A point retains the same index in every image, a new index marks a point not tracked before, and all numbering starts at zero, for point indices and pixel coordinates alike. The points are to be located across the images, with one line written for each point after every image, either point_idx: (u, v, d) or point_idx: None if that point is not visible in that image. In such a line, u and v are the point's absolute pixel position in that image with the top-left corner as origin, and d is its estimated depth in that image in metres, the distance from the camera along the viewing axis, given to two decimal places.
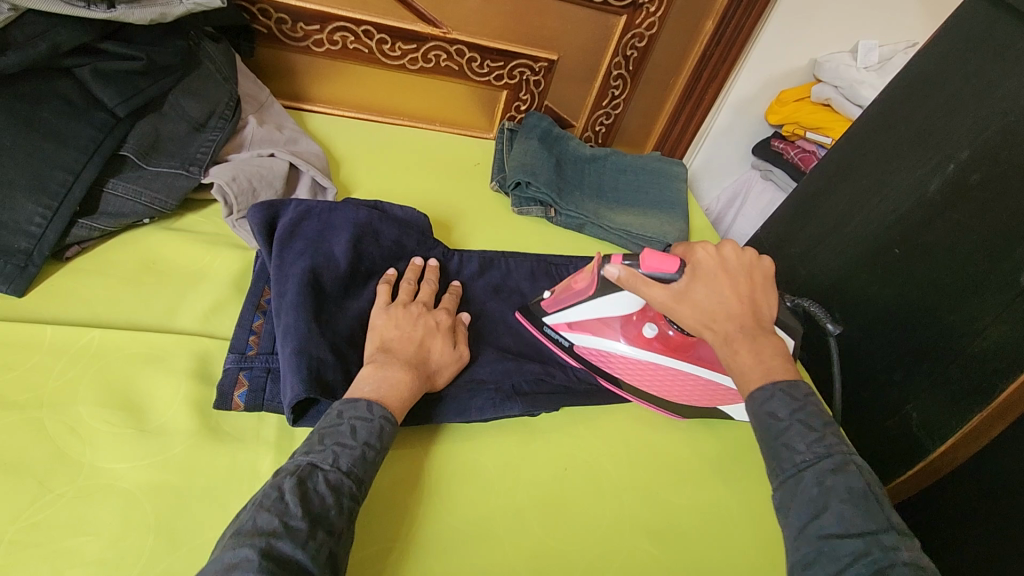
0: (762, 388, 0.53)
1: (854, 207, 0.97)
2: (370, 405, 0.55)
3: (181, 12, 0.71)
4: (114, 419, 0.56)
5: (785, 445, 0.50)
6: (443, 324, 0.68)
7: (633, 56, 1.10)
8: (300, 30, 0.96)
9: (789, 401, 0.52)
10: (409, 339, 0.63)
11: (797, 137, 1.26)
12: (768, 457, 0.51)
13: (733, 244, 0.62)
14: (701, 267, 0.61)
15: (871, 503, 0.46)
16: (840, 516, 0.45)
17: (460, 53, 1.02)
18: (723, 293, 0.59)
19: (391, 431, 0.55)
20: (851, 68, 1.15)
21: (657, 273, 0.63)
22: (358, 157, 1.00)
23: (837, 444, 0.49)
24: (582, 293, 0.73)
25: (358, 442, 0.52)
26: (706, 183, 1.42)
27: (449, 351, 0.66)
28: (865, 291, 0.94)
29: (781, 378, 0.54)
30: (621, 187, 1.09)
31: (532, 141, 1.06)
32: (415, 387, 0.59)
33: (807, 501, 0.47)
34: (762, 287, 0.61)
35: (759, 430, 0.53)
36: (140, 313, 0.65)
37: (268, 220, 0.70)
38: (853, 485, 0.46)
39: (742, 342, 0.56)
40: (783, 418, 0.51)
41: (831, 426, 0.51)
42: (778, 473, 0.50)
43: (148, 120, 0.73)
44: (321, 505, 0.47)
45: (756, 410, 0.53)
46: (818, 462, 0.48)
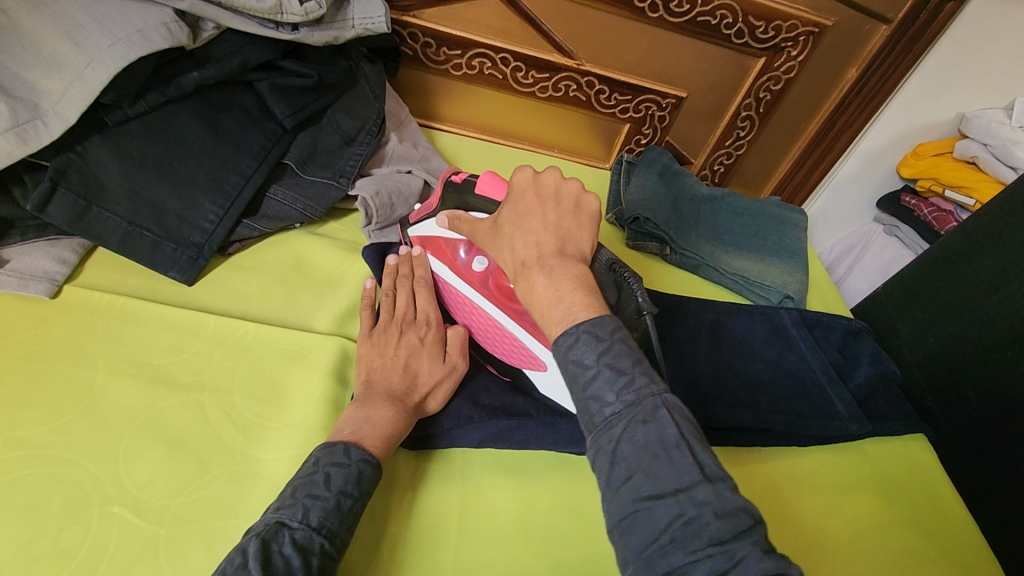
0: (567, 332, 0.49)
1: (1002, 278, 0.90)
2: (348, 449, 0.54)
3: (352, 34, 0.77)
4: (263, 411, 0.60)
5: (594, 398, 0.47)
6: (426, 337, 0.67)
7: (765, 99, 1.07)
8: (443, 54, 1.00)
9: (593, 344, 0.48)
10: (392, 366, 0.63)
11: (933, 194, 1.18)
12: (582, 408, 0.48)
13: (555, 171, 0.59)
14: (514, 192, 0.59)
15: (679, 451, 0.44)
16: (654, 474, 0.43)
17: (591, 84, 1.04)
18: (529, 218, 0.56)
19: (371, 475, 0.54)
20: (1004, 125, 1.07)
21: (490, 200, 0.64)
22: None
23: (648, 389, 0.46)
24: (429, 207, 0.71)
25: (332, 492, 0.51)
26: (822, 232, 1.37)
27: (438, 368, 0.65)
28: (1008, 371, 0.87)
29: (584, 317, 0.49)
30: (737, 230, 1.06)
31: (650, 177, 1.06)
32: (403, 423, 0.59)
33: (618, 459, 0.45)
34: (579, 218, 0.57)
35: (569, 381, 0.49)
36: (287, 310, 0.70)
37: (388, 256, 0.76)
38: (664, 435, 0.44)
39: (536, 274, 0.53)
40: (589, 366, 0.48)
41: (642, 365, 0.48)
42: (592, 428, 0.47)
43: (308, 132, 0.79)
44: (286, 568, 0.45)
45: (564, 359, 0.49)
46: (626, 412, 0.46)
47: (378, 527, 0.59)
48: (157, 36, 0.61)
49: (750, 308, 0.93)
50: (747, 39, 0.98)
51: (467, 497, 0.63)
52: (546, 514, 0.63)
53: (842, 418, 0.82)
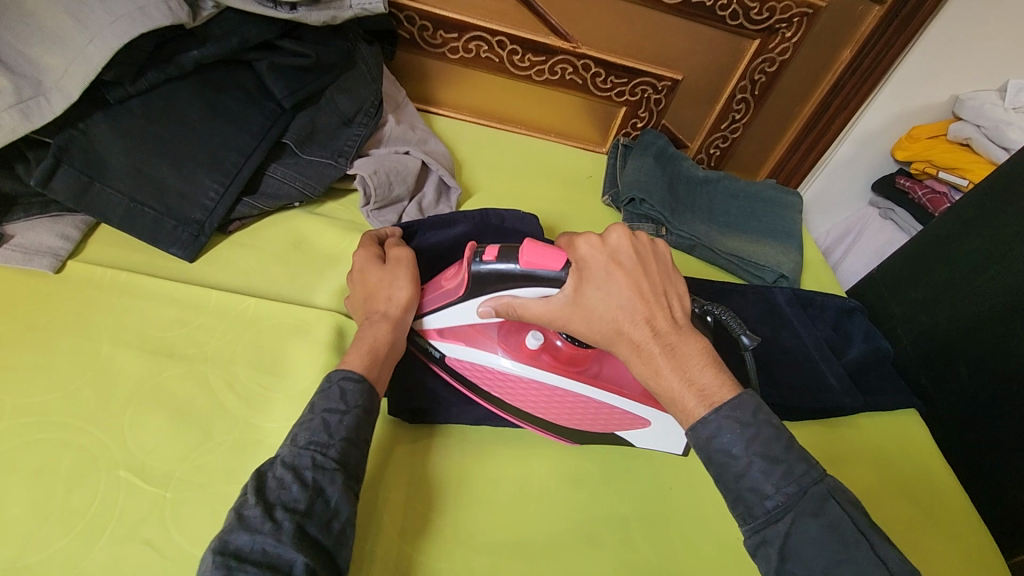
0: (707, 421, 0.51)
1: (994, 255, 0.91)
2: (330, 374, 0.56)
3: (349, 15, 0.77)
4: (265, 381, 0.61)
5: (751, 489, 0.50)
6: (361, 257, 0.68)
7: (760, 81, 1.08)
8: (440, 37, 1.01)
9: (738, 431, 0.50)
10: (359, 299, 0.65)
11: (927, 175, 1.19)
12: (735, 502, 0.51)
13: (620, 227, 0.58)
14: (589, 265, 0.56)
15: (853, 540, 0.47)
16: (836, 567, 0.46)
17: (587, 67, 1.05)
18: (623, 294, 0.55)
19: (353, 386, 0.54)
20: (997, 107, 1.08)
21: (540, 270, 0.57)
22: (478, 159, 1.04)
23: (806, 475, 0.49)
24: (452, 294, 0.63)
25: (317, 414, 0.52)
26: (817, 216, 1.37)
27: (383, 272, 0.65)
28: (1000, 346, 0.88)
29: (720, 399, 0.52)
30: (732, 212, 1.07)
31: (646, 158, 1.07)
32: (390, 333, 0.61)
33: (790, 555, 0.48)
34: (662, 272, 0.58)
35: (715, 469, 0.52)
36: (287, 286, 0.71)
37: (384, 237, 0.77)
38: (838, 527, 0.47)
39: (659, 354, 0.53)
40: (738, 455, 0.50)
41: (793, 450, 0.50)
42: (749, 519, 0.50)
43: (306, 113, 0.80)
44: (280, 488, 0.47)
45: (706, 449, 0.51)
46: (790, 504, 0.48)
47: (378, 493, 0.60)
48: (156, 13, 0.62)
49: (745, 287, 0.94)
50: (741, 20, 0.99)
51: (466, 465, 0.64)
52: (543, 482, 0.65)
53: (837, 392, 0.83)
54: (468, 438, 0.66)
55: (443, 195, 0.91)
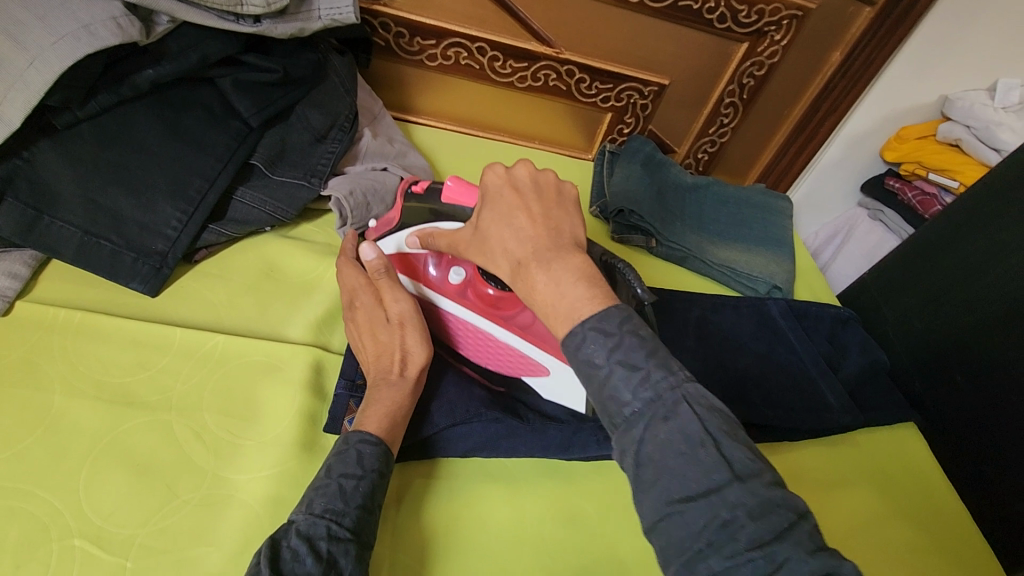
0: (574, 332, 0.46)
1: (988, 262, 0.90)
2: (346, 436, 0.54)
3: (319, 26, 0.73)
4: (235, 427, 0.57)
5: (610, 396, 0.45)
6: (360, 305, 0.62)
7: (749, 84, 1.05)
8: (417, 44, 0.97)
9: (602, 340, 0.45)
10: (365, 354, 0.60)
11: (917, 177, 1.18)
12: (602, 410, 0.46)
13: (527, 162, 0.54)
14: (490, 192, 0.53)
15: (705, 449, 0.41)
16: (684, 475, 0.41)
17: (571, 73, 1.01)
18: (514, 214, 0.51)
19: (371, 450, 0.53)
20: (987, 107, 1.07)
21: (461, 206, 0.60)
22: (460, 171, 1.00)
23: (666, 382, 0.44)
24: (389, 224, 0.66)
25: (333, 478, 0.51)
26: (807, 216, 1.34)
27: (390, 329, 0.60)
28: (995, 356, 0.86)
29: (591, 312, 0.47)
30: (723, 220, 1.05)
31: (634, 167, 1.03)
32: (402, 398, 0.58)
33: (643, 463, 0.43)
34: (560, 206, 0.53)
35: (583, 378, 0.47)
36: (259, 319, 0.67)
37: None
38: (686, 431, 0.42)
39: (535, 269, 0.49)
40: (601, 364, 0.45)
41: (656, 357, 0.45)
42: (614, 426, 0.45)
43: (276, 131, 0.75)
44: (294, 558, 0.45)
45: (574, 359, 0.46)
46: (646, 410, 0.43)
47: None
48: (104, 31, 0.57)
49: (738, 300, 0.91)
50: (729, 23, 0.96)
51: (455, 508, 0.61)
52: (538, 522, 0.62)
53: (834, 410, 0.81)
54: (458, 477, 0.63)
55: None
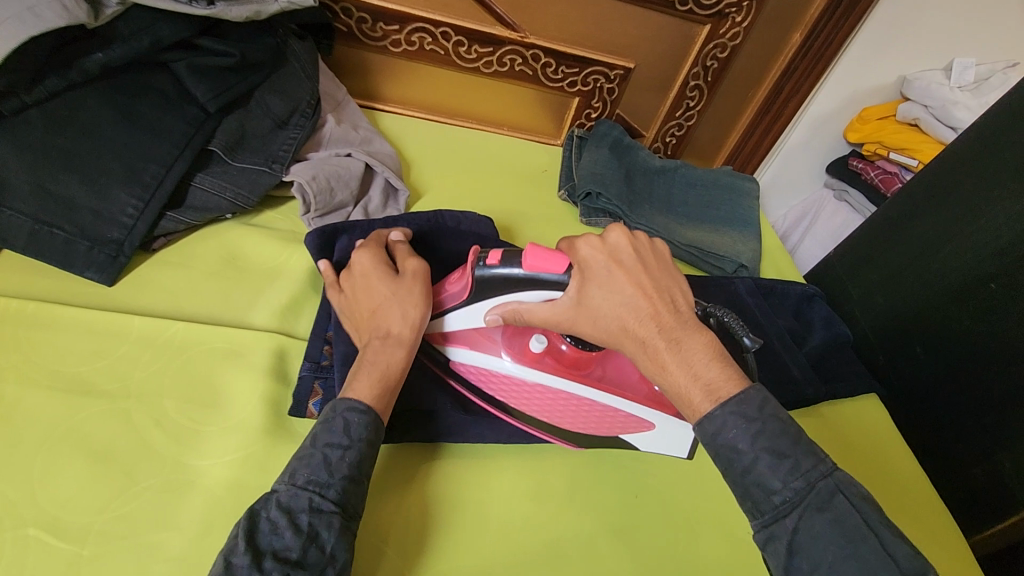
0: (713, 415, 0.51)
1: (945, 235, 0.92)
2: (334, 404, 0.53)
3: (275, 10, 0.72)
4: (195, 414, 0.56)
5: (757, 484, 0.50)
6: (361, 267, 0.62)
7: (713, 67, 1.06)
8: (380, 30, 0.96)
9: (745, 426, 0.50)
10: (360, 313, 0.59)
11: (879, 157, 1.20)
12: (745, 497, 0.51)
13: (621, 227, 0.57)
14: (592, 266, 0.55)
15: (862, 540, 0.47)
16: (849, 569, 0.46)
17: (536, 58, 1.01)
18: (627, 292, 0.54)
19: (355, 418, 0.52)
20: (943, 86, 1.09)
21: (543, 274, 0.57)
22: (428, 158, 1.00)
23: (814, 470, 0.49)
24: (455, 298, 0.64)
25: (316, 448, 0.50)
26: (775, 200, 1.37)
27: (391, 288, 0.59)
28: (953, 326, 0.89)
29: (727, 395, 0.51)
30: (691, 201, 1.06)
31: (602, 150, 1.04)
32: (398, 357, 0.56)
33: (798, 552, 0.47)
34: (660, 268, 0.57)
35: (722, 463, 0.52)
36: (221, 307, 0.66)
37: (330, 241, 0.71)
38: (845, 521, 0.47)
39: (666, 352, 0.52)
40: (746, 451, 0.50)
41: (801, 446, 0.50)
42: (758, 515, 0.50)
43: (234, 116, 0.74)
44: (272, 531, 0.46)
45: (711, 442, 0.51)
46: (796, 499, 0.48)
47: None
48: (49, 13, 0.55)
49: (705, 279, 0.93)
50: (691, 5, 0.96)
51: (420, 488, 0.62)
52: (503, 499, 0.63)
53: (799, 383, 0.83)
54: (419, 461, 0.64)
55: (390, 199, 0.86)
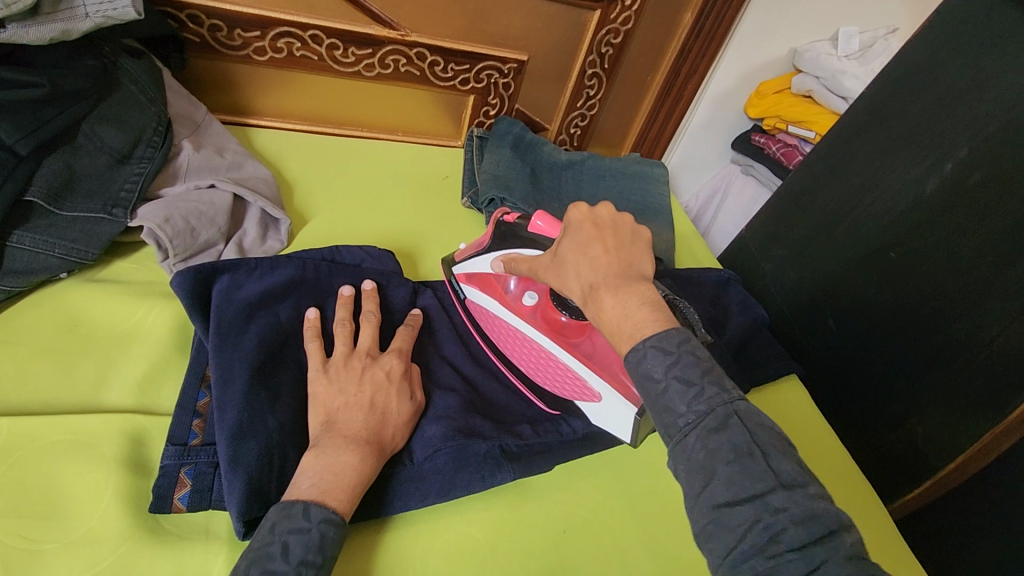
0: (636, 349, 0.48)
1: (845, 207, 0.94)
2: (307, 510, 0.48)
3: (89, 26, 0.61)
4: (31, 532, 0.47)
5: (665, 407, 0.46)
6: (393, 373, 0.60)
7: (608, 53, 1.02)
8: (239, 37, 0.85)
9: (662, 357, 0.47)
10: (357, 405, 0.55)
11: (778, 130, 1.21)
12: (656, 422, 0.47)
13: (609, 203, 0.58)
14: (572, 226, 0.57)
15: (756, 459, 0.42)
16: (729, 481, 0.42)
17: (421, 56, 0.93)
18: (588, 246, 0.55)
19: (336, 536, 0.48)
20: (832, 57, 1.10)
21: (544, 237, 0.65)
22: (312, 177, 0.90)
23: (719, 397, 0.45)
24: (481, 244, 0.73)
25: (292, 564, 0.45)
26: (685, 179, 1.36)
27: (406, 406, 0.58)
28: (861, 296, 0.90)
29: (651, 331, 0.49)
30: (601, 195, 1.03)
31: (504, 150, 0.98)
32: (371, 469, 0.52)
33: (694, 469, 0.44)
34: (636, 243, 0.56)
35: (640, 391, 0.48)
36: (61, 388, 0.56)
37: (207, 286, 0.60)
38: (737, 443, 0.43)
39: (603, 294, 0.51)
40: (658, 378, 0.46)
41: (710, 374, 0.46)
42: (667, 437, 0.46)
43: (57, 157, 0.62)
44: None
45: (634, 373, 0.48)
46: (701, 421, 0.44)
47: None
48: None
49: None
50: None
51: None
52: (415, 563, 0.57)
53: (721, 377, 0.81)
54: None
55: (270, 229, 0.77)
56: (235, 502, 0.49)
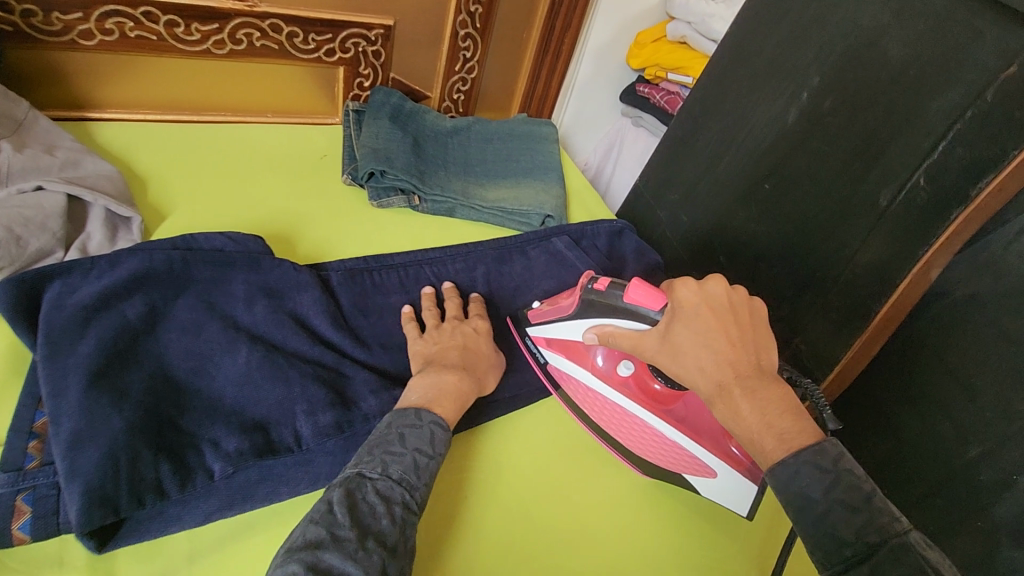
0: (786, 462, 0.50)
1: (722, 145, 0.96)
2: (418, 413, 0.56)
3: None
4: None
5: (828, 529, 0.47)
6: (478, 329, 0.71)
7: (478, 12, 1.00)
8: (58, 21, 0.76)
9: (818, 475, 0.48)
10: (451, 349, 0.66)
11: (660, 79, 1.22)
12: (813, 546, 0.48)
13: (720, 279, 0.60)
14: (684, 309, 0.59)
15: None
16: None
17: (276, 28, 0.87)
18: (713, 336, 0.57)
19: (443, 436, 0.56)
20: (700, 0, 1.12)
21: (644, 308, 0.62)
22: (169, 171, 0.83)
23: (890, 525, 0.45)
24: (562, 311, 0.71)
25: (408, 449, 0.53)
26: (579, 137, 1.36)
27: (491, 356, 0.69)
28: (743, 229, 0.94)
29: (800, 444, 0.51)
30: (489, 159, 1.01)
31: (382, 121, 0.94)
32: (469, 388, 0.62)
33: None
34: (753, 326, 0.58)
35: (791, 510, 0.50)
36: None
37: (35, 296, 0.55)
38: (916, 575, 0.43)
39: (741, 399, 0.54)
40: (816, 497, 0.48)
41: (876, 500, 0.47)
42: (828, 565, 0.47)
43: None
44: (372, 514, 0.48)
45: (782, 489, 0.50)
46: (871, 552, 0.45)
47: None
48: None
49: (519, 243, 0.89)
50: None
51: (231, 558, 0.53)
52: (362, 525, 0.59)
53: None
54: (194, 555, 0.50)
55: (119, 229, 0.71)
56: (75, 514, 0.45)
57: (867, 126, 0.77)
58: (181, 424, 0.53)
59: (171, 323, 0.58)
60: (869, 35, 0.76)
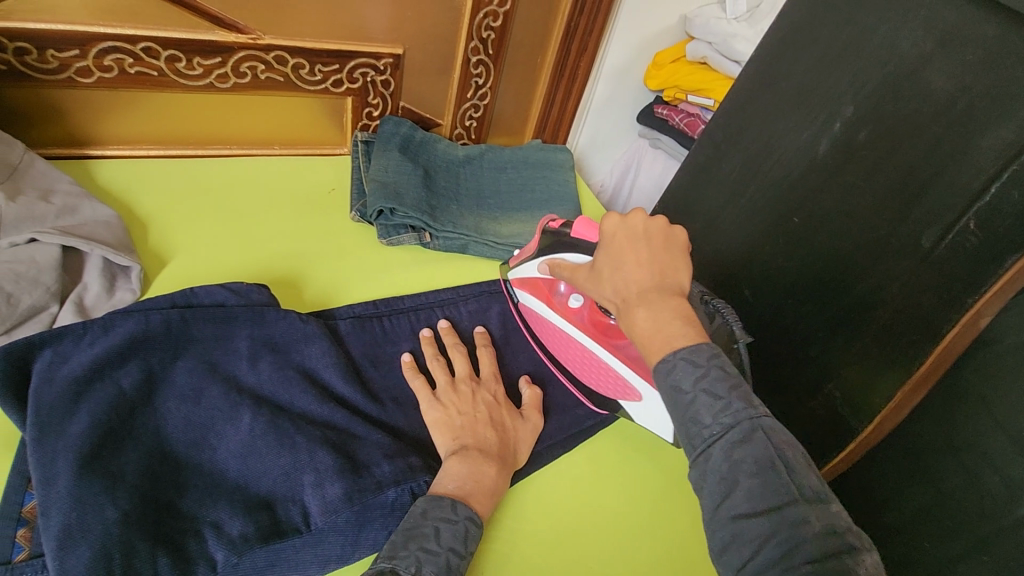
0: (665, 359, 0.50)
1: (747, 175, 0.91)
2: (455, 506, 0.53)
3: None
4: None
5: (692, 419, 0.47)
6: (498, 395, 0.66)
7: (490, 38, 0.96)
8: (54, 58, 0.73)
9: (691, 369, 0.48)
10: (479, 424, 0.62)
11: (679, 101, 1.17)
12: (681, 432, 0.49)
13: (642, 210, 0.59)
14: (609, 241, 0.59)
15: (780, 471, 0.43)
16: (749, 495, 0.43)
17: (282, 60, 0.83)
18: (623, 257, 0.57)
19: (477, 534, 0.53)
20: (722, 21, 1.08)
21: (585, 241, 0.66)
22: (172, 213, 0.80)
23: (745, 409, 0.46)
24: (525, 252, 0.74)
25: (443, 547, 0.50)
26: (595, 159, 1.31)
27: (519, 424, 0.65)
28: (771, 265, 0.89)
29: (682, 342, 0.50)
30: (503, 188, 0.97)
31: (391, 153, 0.90)
32: (504, 478, 0.59)
33: (716, 479, 0.45)
34: (670, 250, 0.57)
35: (668, 404, 0.50)
36: None
37: (24, 366, 0.51)
38: (764, 458, 0.44)
39: (636, 309, 0.53)
40: (687, 389, 0.48)
41: (739, 388, 0.48)
42: (689, 447, 0.47)
43: None
44: None
45: (661, 382, 0.50)
46: (725, 433, 0.46)
47: None
48: None
49: None
50: None
51: None
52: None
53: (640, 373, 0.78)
54: None
55: (118, 279, 0.68)
56: None
57: (906, 160, 0.72)
58: (181, 507, 0.49)
59: (170, 390, 0.55)
60: (910, 64, 0.71)
